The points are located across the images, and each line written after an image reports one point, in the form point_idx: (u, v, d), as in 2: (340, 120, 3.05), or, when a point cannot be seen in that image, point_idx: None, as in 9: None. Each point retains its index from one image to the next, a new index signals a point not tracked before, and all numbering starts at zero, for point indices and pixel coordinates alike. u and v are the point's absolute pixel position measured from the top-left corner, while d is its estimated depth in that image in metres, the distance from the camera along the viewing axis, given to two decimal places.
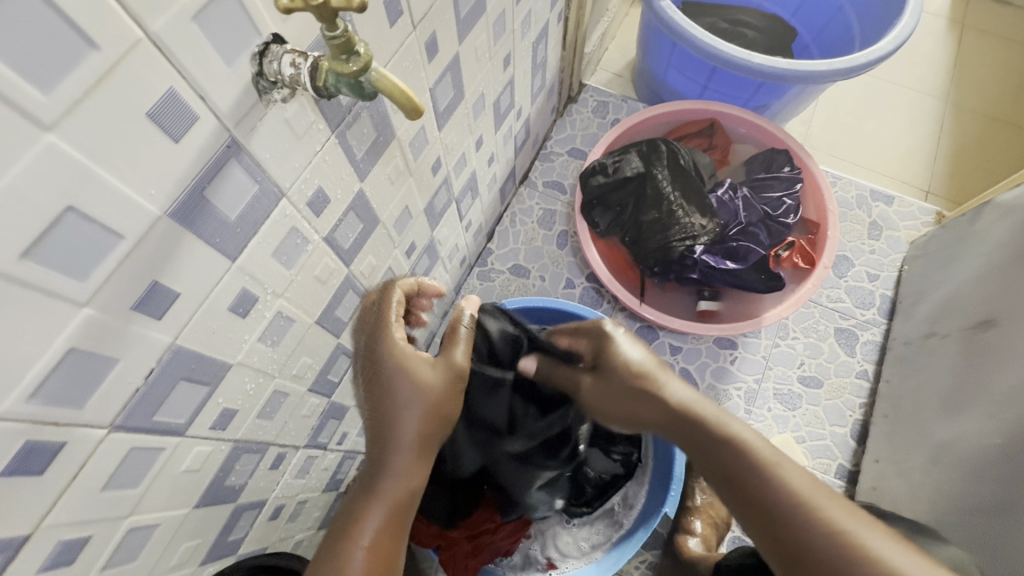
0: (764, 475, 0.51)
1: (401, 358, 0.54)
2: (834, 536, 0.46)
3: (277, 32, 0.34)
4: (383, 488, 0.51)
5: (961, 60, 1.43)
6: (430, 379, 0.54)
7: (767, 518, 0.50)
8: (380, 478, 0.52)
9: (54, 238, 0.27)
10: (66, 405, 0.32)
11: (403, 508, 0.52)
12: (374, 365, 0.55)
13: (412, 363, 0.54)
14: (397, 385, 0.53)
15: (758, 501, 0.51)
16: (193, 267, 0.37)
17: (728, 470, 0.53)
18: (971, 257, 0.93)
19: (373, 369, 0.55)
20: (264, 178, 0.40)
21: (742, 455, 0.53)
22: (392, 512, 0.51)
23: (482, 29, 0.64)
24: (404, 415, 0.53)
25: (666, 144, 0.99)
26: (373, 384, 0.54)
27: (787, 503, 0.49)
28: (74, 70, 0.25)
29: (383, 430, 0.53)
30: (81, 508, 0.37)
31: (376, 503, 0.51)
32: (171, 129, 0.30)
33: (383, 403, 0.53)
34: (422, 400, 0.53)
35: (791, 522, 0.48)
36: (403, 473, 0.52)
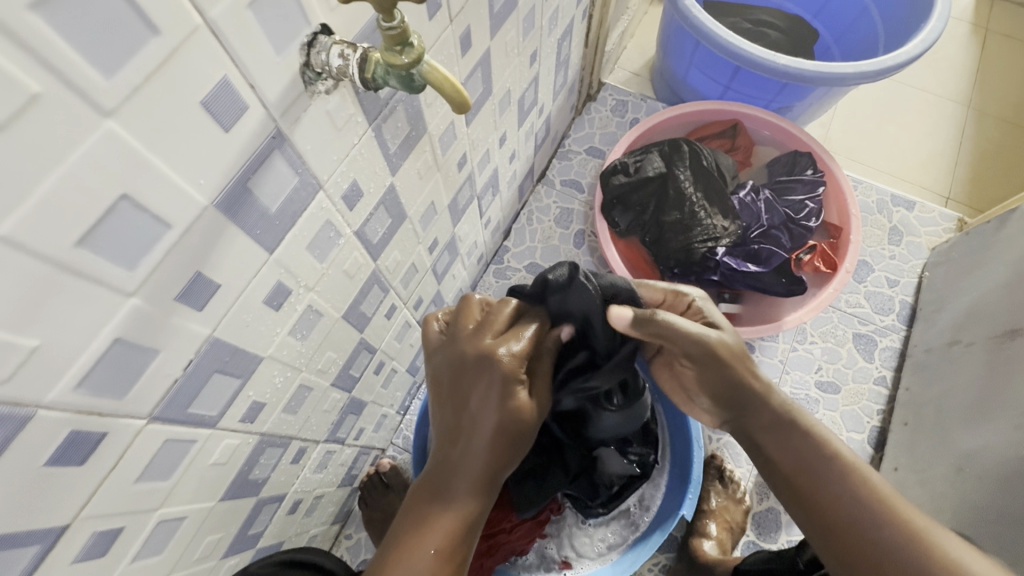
0: (838, 467, 0.51)
1: (505, 382, 0.50)
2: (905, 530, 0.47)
3: (325, 22, 0.34)
4: (451, 502, 0.47)
5: (984, 64, 1.42)
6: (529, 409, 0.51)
7: (840, 512, 0.50)
8: (452, 490, 0.48)
9: (105, 226, 0.27)
10: (108, 396, 0.32)
11: (470, 529, 0.47)
12: (468, 382, 0.51)
13: (517, 394, 0.50)
14: (490, 408, 0.50)
15: (829, 493, 0.51)
16: (234, 259, 0.36)
17: (802, 461, 0.53)
18: (997, 265, 0.92)
19: (465, 385, 0.51)
20: (304, 169, 0.39)
21: (818, 447, 0.53)
22: (462, 528, 0.47)
23: (513, 24, 0.64)
24: (491, 437, 0.49)
25: (689, 144, 0.98)
26: (462, 403, 0.51)
27: (862, 495, 0.50)
28: (135, 56, 0.24)
29: (463, 445, 0.49)
30: (115, 499, 0.37)
31: (444, 513, 0.47)
32: (222, 118, 0.30)
33: (470, 422, 0.50)
34: (514, 427, 0.50)
35: (862, 516, 0.49)
36: (475, 489, 0.48)
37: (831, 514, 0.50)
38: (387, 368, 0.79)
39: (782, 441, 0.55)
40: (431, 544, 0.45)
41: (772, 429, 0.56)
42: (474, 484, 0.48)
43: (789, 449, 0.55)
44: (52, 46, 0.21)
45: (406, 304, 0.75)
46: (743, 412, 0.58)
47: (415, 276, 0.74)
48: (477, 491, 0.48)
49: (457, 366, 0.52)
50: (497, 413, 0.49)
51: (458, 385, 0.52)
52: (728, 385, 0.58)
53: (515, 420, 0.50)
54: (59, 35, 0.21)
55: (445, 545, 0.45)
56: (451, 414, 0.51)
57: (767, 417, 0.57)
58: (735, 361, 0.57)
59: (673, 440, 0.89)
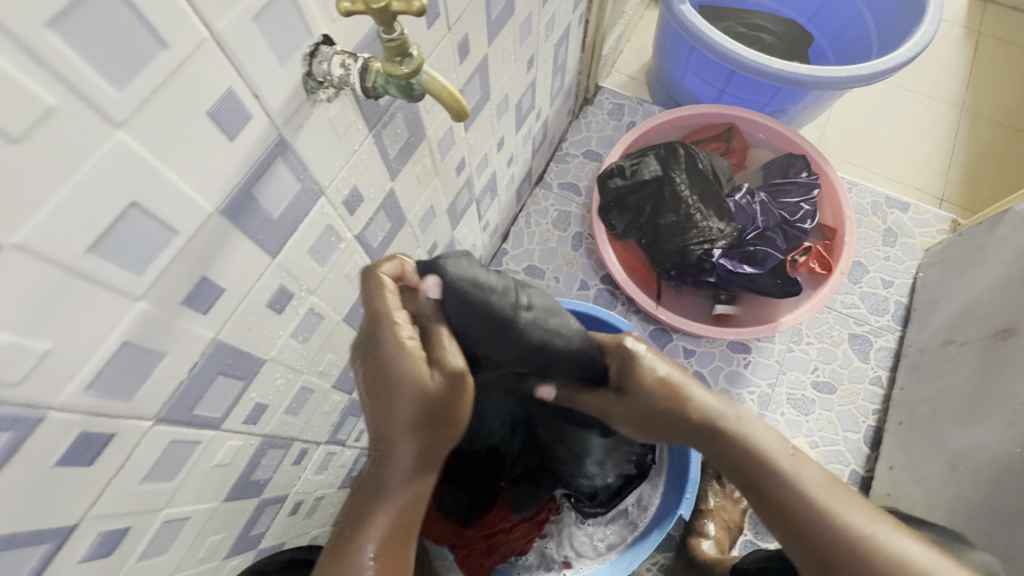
0: (785, 478, 0.52)
1: (404, 366, 0.44)
2: (853, 536, 0.48)
3: (327, 33, 0.35)
4: (385, 497, 0.45)
5: (976, 67, 1.43)
6: (433, 385, 0.44)
7: (783, 518, 0.51)
8: (383, 485, 0.46)
9: (115, 233, 0.28)
10: (116, 397, 0.33)
11: (412, 512, 0.46)
12: (374, 366, 0.46)
13: (414, 372, 0.44)
14: (398, 393, 0.44)
15: (778, 503, 0.51)
16: (238, 263, 0.37)
17: (742, 470, 0.54)
18: (990, 266, 0.93)
19: (374, 369, 0.46)
20: (306, 176, 0.40)
21: (757, 459, 0.53)
22: (402, 512, 0.46)
23: (510, 31, 0.65)
24: (408, 424, 0.44)
25: (685, 148, 0.99)
26: (375, 390, 0.46)
27: (812, 508, 0.50)
28: (145, 70, 0.25)
29: (386, 436, 0.46)
30: (121, 500, 0.37)
31: (380, 508, 0.45)
32: (227, 127, 0.31)
33: (386, 411, 0.45)
34: (430, 410, 0.44)
35: (805, 524, 0.50)
36: (406, 478, 0.46)
37: (775, 521, 0.52)
38: None
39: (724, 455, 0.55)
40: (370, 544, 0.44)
41: (708, 442, 0.56)
42: (405, 475, 0.46)
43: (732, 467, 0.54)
44: (68, 62, 0.22)
45: None
46: (678, 427, 0.58)
47: None
48: (410, 479, 0.46)
49: (362, 349, 0.47)
50: (408, 398, 0.44)
51: (372, 368, 0.46)
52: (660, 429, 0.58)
53: (427, 405, 0.44)
54: (73, 52, 0.22)
55: (389, 539, 0.45)
56: (367, 402, 0.47)
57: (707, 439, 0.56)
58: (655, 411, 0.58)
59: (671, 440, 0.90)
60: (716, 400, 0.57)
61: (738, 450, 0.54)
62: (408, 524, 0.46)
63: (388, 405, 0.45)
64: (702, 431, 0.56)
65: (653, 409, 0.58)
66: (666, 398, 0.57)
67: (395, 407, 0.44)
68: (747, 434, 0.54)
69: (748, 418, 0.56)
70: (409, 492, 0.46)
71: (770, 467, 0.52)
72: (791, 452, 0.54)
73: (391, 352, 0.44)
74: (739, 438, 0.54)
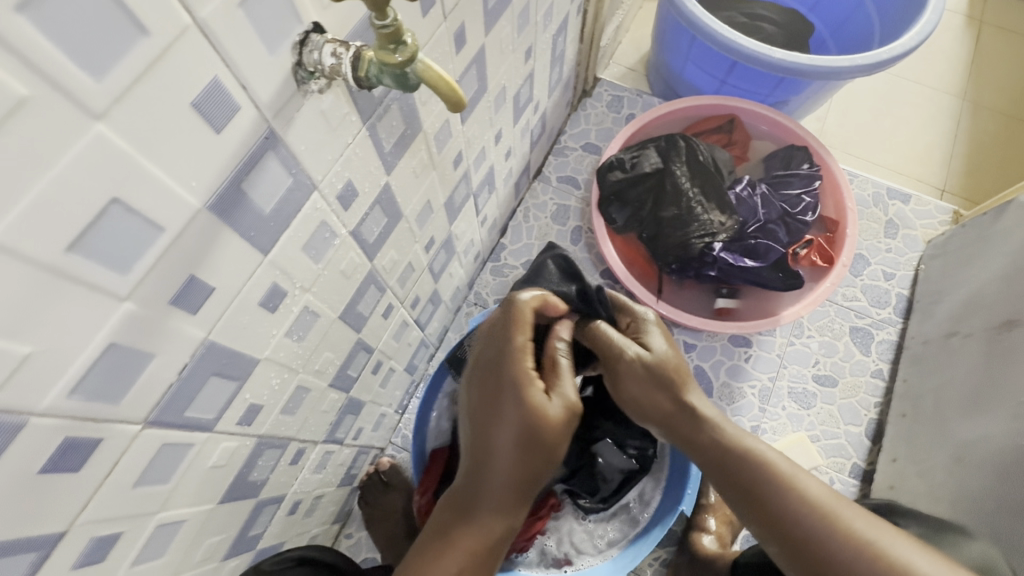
0: (785, 489, 0.54)
1: (520, 388, 0.49)
2: (855, 542, 0.49)
3: (317, 21, 0.33)
4: (475, 521, 0.48)
5: (978, 57, 1.42)
6: (549, 410, 0.49)
7: (788, 534, 0.53)
8: (473, 512, 0.49)
9: (99, 231, 0.27)
10: (104, 401, 0.32)
11: (496, 544, 0.49)
12: (494, 387, 0.51)
13: (532, 395, 0.49)
14: (512, 416, 0.49)
15: (779, 515, 0.53)
16: (228, 261, 0.36)
17: (740, 481, 0.56)
18: (994, 257, 0.93)
19: (494, 386, 0.51)
20: (299, 170, 0.39)
21: (752, 471, 0.56)
22: (485, 542, 0.48)
23: (507, 20, 0.63)
24: (511, 449, 0.48)
25: (685, 139, 0.98)
26: (488, 416, 0.50)
27: (814, 518, 0.52)
28: (125, 58, 0.24)
29: (489, 463, 0.49)
30: (113, 505, 0.36)
31: (463, 533, 0.48)
32: (214, 120, 0.30)
33: (495, 437, 0.49)
34: (537, 437, 0.48)
35: (809, 533, 0.51)
36: (499, 509, 0.49)
37: (780, 534, 0.53)
38: (385, 367, 0.79)
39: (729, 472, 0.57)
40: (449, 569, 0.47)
41: (710, 456, 0.59)
42: (499, 503, 0.49)
43: (737, 480, 0.56)
44: (41, 49, 0.21)
45: (404, 303, 0.75)
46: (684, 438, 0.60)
47: (412, 275, 0.73)
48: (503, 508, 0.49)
49: (486, 372, 0.53)
50: (519, 422, 0.48)
51: (485, 390, 0.52)
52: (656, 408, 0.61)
53: (538, 428, 0.48)
54: (47, 39, 0.21)
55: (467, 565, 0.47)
56: (477, 426, 0.51)
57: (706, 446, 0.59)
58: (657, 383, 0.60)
59: None
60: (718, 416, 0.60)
61: (738, 464, 0.57)
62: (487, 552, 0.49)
63: (494, 428, 0.49)
64: (705, 445, 0.59)
65: (658, 408, 0.61)
66: (672, 387, 0.60)
67: (500, 430, 0.49)
68: (747, 448, 0.57)
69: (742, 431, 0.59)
70: (496, 522, 0.49)
71: (771, 480, 0.54)
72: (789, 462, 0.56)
73: (516, 375, 0.50)
74: (738, 451, 0.57)
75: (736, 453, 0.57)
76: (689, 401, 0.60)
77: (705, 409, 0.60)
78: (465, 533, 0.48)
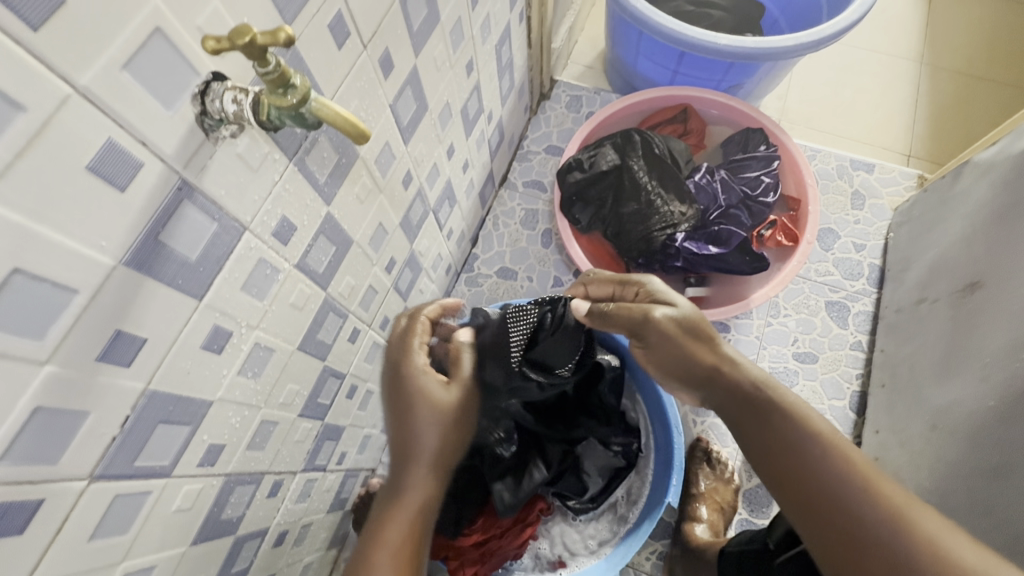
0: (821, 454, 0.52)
1: (415, 386, 0.60)
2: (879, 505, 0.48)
3: (216, 70, 0.34)
4: (402, 500, 0.55)
5: (933, 19, 1.42)
6: (437, 396, 0.60)
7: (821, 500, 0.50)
8: (402, 495, 0.55)
9: (4, 302, 0.27)
10: (40, 462, 0.32)
11: (421, 517, 0.55)
12: (404, 396, 0.60)
13: (427, 386, 0.60)
14: (421, 408, 0.59)
15: (817, 477, 0.51)
16: (156, 312, 0.37)
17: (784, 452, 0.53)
18: (955, 219, 0.93)
19: (406, 386, 0.60)
20: (222, 215, 0.39)
21: (808, 437, 0.53)
22: (414, 522, 0.54)
23: (438, 39, 0.64)
24: (432, 427, 0.58)
25: (640, 133, 0.99)
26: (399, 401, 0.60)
27: (847, 481, 0.50)
28: (4, 134, 0.25)
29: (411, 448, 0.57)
30: (66, 561, 0.37)
31: (396, 526, 0.53)
32: (115, 179, 0.31)
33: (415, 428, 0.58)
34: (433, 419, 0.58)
35: (832, 486, 0.50)
36: (419, 494, 0.55)
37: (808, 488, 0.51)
38: (361, 390, 0.80)
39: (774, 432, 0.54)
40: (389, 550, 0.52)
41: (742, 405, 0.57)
42: (419, 478, 0.56)
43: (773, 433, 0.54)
44: None
45: (371, 326, 0.75)
46: (728, 401, 0.58)
47: (376, 297, 0.74)
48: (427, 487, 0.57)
49: (396, 377, 0.62)
50: (425, 410, 0.59)
51: (399, 394, 0.60)
52: (682, 359, 0.61)
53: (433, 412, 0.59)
54: None
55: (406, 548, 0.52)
56: (396, 418, 0.59)
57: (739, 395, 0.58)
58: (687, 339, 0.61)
59: (656, 427, 0.89)
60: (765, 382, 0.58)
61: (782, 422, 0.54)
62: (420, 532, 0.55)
63: (415, 421, 0.58)
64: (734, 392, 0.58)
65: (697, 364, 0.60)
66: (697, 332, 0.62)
67: (421, 421, 0.58)
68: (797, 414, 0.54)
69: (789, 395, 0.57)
70: (419, 499, 0.55)
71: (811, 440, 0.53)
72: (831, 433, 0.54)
73: (410, 377, 0.61)
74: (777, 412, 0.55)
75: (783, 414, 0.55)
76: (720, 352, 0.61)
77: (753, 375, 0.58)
78: (405, 510, 0.54)
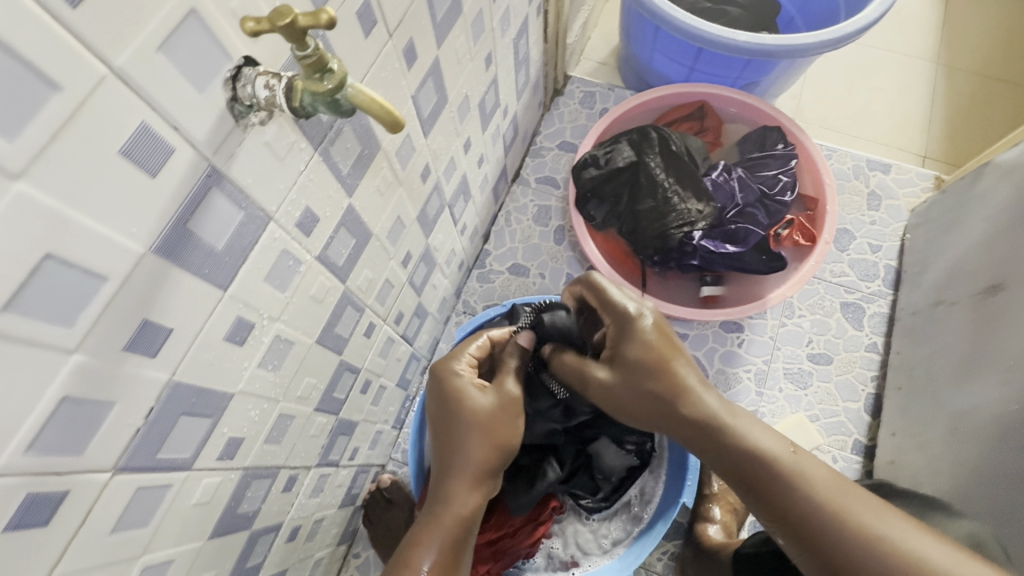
0: (788, 480, 0.50)
1: (455, 396, 0.60)
2: (853, 527, 0.48)
3: (248, 54, 0.33)
4: (444, 510, 0.55)
5: (950, 19, 1.41)
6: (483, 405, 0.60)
7: (797, 528, 0.50)
8: (443, 503, 0.56)
9: (35, 288, 0.27)
10: (66, 453, 0.32)
11: (464, 524, 0.55)
12: (446, 406, 0.61)
13: (470, 396, 0.60)
14: (463, 418, 0.59)
15: (788, 506, 0.50)
16: (183, 301, 0.36)
17: (748, 479, 0.52)
18: (974, 221, 0.92)
19: (446, 396, 0.61)
20: (249, 203, 0.39)
21: (769, 464, 0.51)
22: (455, 530, 0.54)
23: (460, 31, 0.63)
24: (477, 436, 0.58)
25: (657, 130, 0.98)
26: (442, 410, 0.61)
27: (818, 505, 0.49)
28: (39, 115, 0.24)
29: (454, 456, 0.58)
30: (89, 553, 0.36)
31: (437, 533, 0.54)
32: (147, 164, 0.30)
33: (458, 437, 0.59)
34: (479, 427, 0.59)
35: (804, 514, 0.49)
36: (463, 503, 0.56)
37: (782, 516, 0.51)
38: (375, 385, 0.79)
39: (735, 462, 0.53)
40: (427, 559, 0.51)
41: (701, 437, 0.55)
42: (463, 487, 0.57)
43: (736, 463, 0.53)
44: None
45: (386, 321, 0.75)
46: (688, 433, 0.56)
47: (392, 291, 0.73)
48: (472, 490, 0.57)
49: (437, 388, 0.63)
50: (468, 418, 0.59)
51: (442, 405, 0.61)
52: (641, 399, 0.57)
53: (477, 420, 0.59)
54: None
55: (445, 556, 0.53)
56: (440, 426, 0.61)
57: (698, 429, 0.55)
58: (651, 373, 0.57)
59: None
60: (722, 407, 0.55)
61: (738, 454, 0.53)
62: (462, 541, 0.55)
63: (460, 430, 0.59)
64: (694, 426, 0.55)
65: (653, 397, 0.57)
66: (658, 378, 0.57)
67: (467, 430, 0.59)
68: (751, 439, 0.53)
69: (750, 421, 0.54)
70: (467, 505, 0.56)
71: (772, 468, 0.51)
72: (792, 450, 0.52)
73: (450, 388, 0.61)
74: (732, 439, 0.53)
75: (739, 443, 0.53)
76: (682, 389, 0.56)
77: (708, 401, 0.55)
78: (447, 517, 0.55)
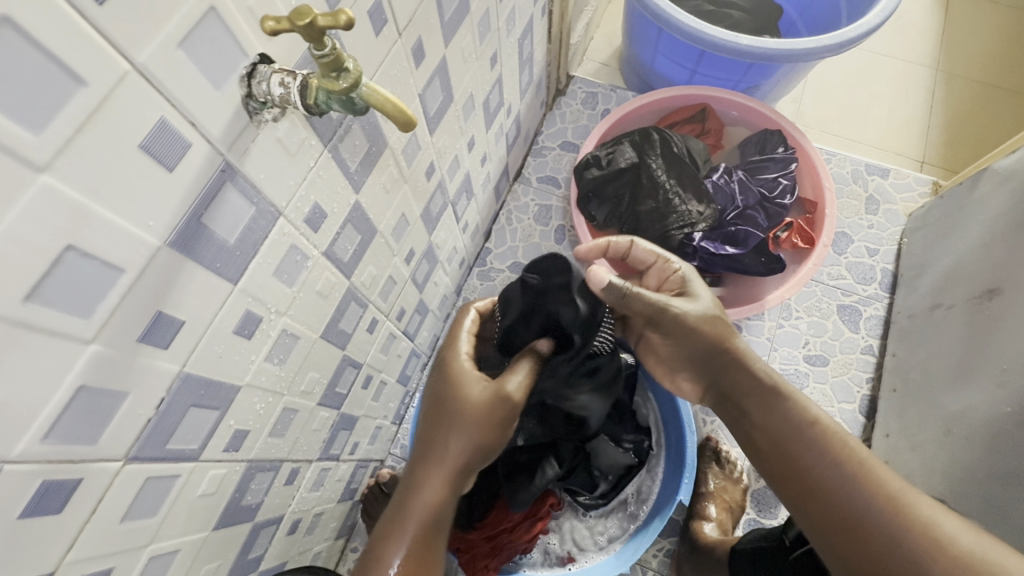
0: (821, 442, 0.55)
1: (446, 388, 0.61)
2: (874, 490, 0.51)
3: (263, 52, 0.34)
4: (415, 502, 0.56)
5: (950, 26, 1.42)
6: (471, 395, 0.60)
7: (819, 485, 0.54)
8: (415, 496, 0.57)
9: (56, 279, 0.27)
10: (81, 442, 0.32)
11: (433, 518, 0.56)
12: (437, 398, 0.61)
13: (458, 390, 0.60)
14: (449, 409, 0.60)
15: (816, 464, 0.54)
16: (196, 294, 0.36)
17: (783, 436, 0.57)
18: (972, 226, 0.93)
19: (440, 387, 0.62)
20: (260, 199, 0.39)
21: (809, 426, 0.56)
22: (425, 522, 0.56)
23: (467, 30, 0.64)
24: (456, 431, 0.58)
25: (659, 131, 0.99)
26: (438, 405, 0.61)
27: (846, 468, 0.53)
28: (65, 109, 0.24)
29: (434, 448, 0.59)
30: (99, 542, 0.37)
31: (407, 526, 0.55)
32: (165, 159, 0.30)
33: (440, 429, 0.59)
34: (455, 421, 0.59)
35: (827, 473, 0.53)
36: (435, 498, 0.57)
37: (808, 474, 0.54)
38: (376, 381, 0.80)
39: (776, 419, 0.58)
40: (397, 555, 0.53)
41: (748, 391, 0.60)
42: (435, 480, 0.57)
43: (773, 419, 0.58)
44: None
45: (388, 317, 0.75)
46: (734, 389, 0.61)
47: (394, 288, 0.74)
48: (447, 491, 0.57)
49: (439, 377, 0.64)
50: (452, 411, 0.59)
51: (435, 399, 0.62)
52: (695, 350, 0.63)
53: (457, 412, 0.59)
54: None
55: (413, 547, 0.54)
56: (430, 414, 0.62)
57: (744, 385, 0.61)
58: (706, 329, 0.62)
59: (667, 426, 0.91)
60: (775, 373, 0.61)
61: (780, 411, 0.58)
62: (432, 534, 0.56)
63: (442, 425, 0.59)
64: (741, 382, 0.61)
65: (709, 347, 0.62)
66: (718, 328, 0.62)
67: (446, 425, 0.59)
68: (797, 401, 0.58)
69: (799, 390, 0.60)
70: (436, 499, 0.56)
71: (810, 429, 0.56)
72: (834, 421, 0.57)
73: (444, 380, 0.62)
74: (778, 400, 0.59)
75: (781, 403, 0.58)
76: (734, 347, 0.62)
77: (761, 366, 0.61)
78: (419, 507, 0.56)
